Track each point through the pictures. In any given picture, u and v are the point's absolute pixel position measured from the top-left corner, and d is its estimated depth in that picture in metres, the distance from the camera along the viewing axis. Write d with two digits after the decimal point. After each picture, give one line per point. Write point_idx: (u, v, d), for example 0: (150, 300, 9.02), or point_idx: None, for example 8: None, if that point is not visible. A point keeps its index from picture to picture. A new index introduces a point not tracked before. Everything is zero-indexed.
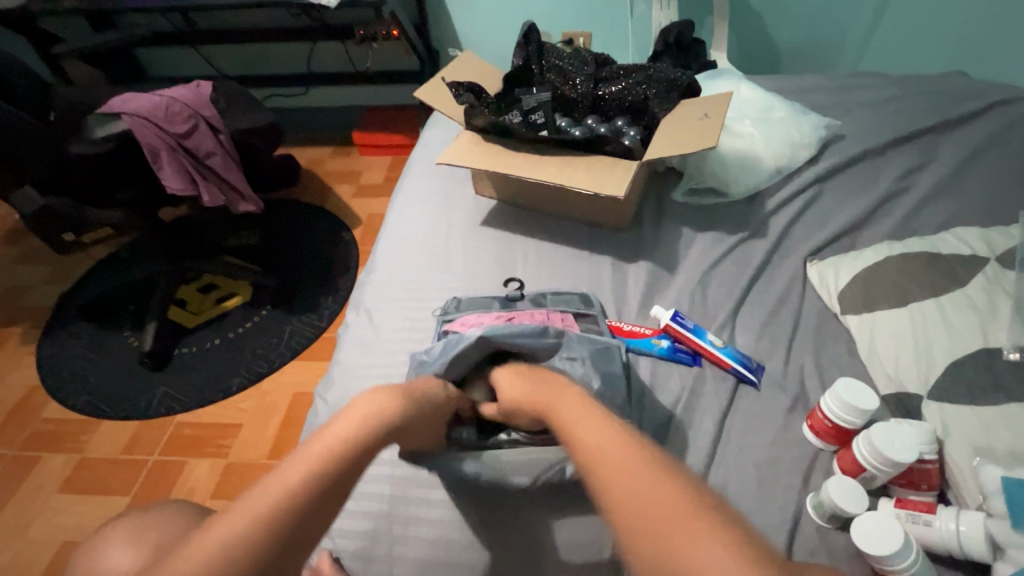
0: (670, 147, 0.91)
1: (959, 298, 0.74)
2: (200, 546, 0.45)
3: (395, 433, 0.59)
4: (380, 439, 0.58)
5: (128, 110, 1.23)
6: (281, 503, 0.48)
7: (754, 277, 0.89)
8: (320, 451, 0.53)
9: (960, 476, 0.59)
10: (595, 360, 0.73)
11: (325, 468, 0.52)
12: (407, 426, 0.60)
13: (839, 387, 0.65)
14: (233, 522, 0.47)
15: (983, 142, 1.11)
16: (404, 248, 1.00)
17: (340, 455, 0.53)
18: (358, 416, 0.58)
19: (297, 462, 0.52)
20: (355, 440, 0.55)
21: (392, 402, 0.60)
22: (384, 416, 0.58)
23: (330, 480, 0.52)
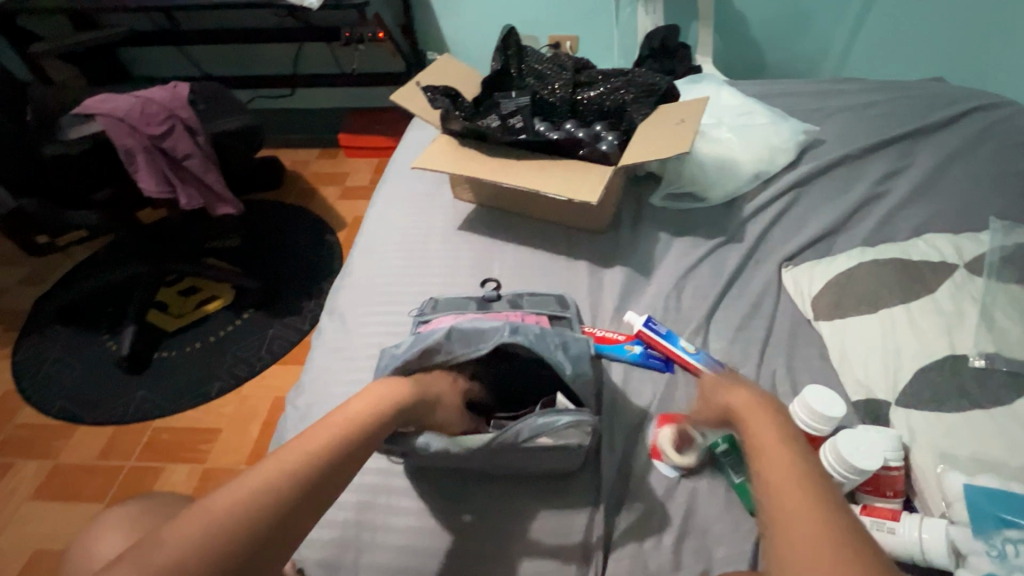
0: (647, 152, 0.91)
1: (927, 304, 0.74)
2: (231, 493, 0.45)
3: (407, 416, 0.61)
4: (396, 419, 0.59)
5: (102, 110, 1.21)
6: (307, 467, 0.50)
7: (729, 282, 0.89)
8: (341, 425, 0.55)
9: (925, 482, 0.60)
10: (570, 346, 0.69)
11: (345, 438, 0.54)
12: (418, 408, 0.62)
13: (807, 393, 0.65)
14: (263, 475, 0.48)
15: (958, 149, 1.12)
16: (381, 253, 0.99)
17: (358, 430, 0.55)
18: (376, 395, 0.60)
19: (320, 432, 0.54)
20: (373, 418, 0.57)
21: (409, 387, 0.62)
22: (398, 397, 0.60)
23: (349, 452, 0.53)
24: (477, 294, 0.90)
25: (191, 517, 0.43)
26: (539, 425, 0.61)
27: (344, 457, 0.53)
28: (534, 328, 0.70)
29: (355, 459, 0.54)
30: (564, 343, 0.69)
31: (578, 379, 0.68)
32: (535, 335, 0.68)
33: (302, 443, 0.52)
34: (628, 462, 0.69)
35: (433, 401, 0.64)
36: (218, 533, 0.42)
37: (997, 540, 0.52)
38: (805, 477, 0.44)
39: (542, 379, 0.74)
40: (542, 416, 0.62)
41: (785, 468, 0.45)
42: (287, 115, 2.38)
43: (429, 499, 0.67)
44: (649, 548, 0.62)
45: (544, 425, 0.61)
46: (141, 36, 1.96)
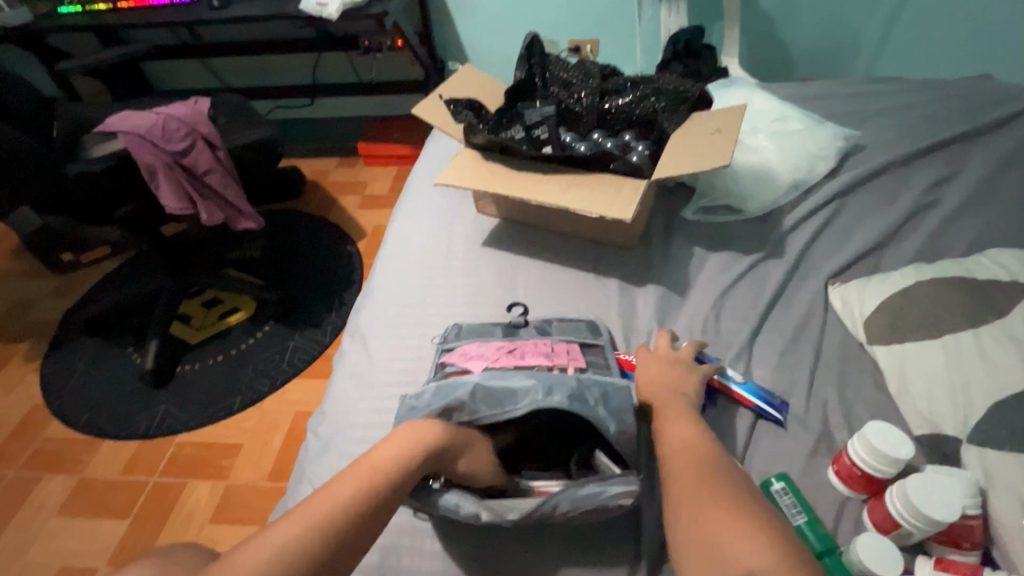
0: (681, 164, 0.86)
1: (998, 330, 0.67)
2: (245, 557, 0.44)
3: (435, 464, 0.56)
4: (424, 469, 0.55)
5: (125, 128, 1.22)
6: (324, 529, 0.46)
7: (771, 302, 0.83)
8: (362, 479, 0.51)
9: (1009, 536, 0.53)
10: (610, 399, 0.65)
11: (369, 488, 0.50)
12: (448, 455, 0.57)
13: (869, 430, 0.60)
14: (275, 537, 0.45)
15: (1014, 152, 1.04)
16: (403, 272, 0.96)
17: (381, 485, 0.51)
18: (402, 443, 0.55)
19: (341, 486, 0.50)
20: (397, 470, 0.53)
21: (439, 430, 0.57)
22: (427, 443, 0.55)
23: (370, 510, 0.49)
24: (503, 320, 0.86)
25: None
26: (581, 496, 0.58)
27: (366, 514, 0.49)
28: (571, 382, 0.65)
29: (377, 517, 0.50)
30: (603, 395, 0.65)
31: (620, 439, 0.62)
32: (572, 390, 0.64)
33: (318, 499, 0.48)
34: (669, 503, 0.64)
35: (462, 448, 0.58)
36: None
37: None
38: (696, 440, 0.55)
39: (578, 427, 0.69)
40: (585, 487, 0.58)
41: (676, 426, 0.58)
42: (307, 124, 2.38)
43: (460, 544, 0.63)
44: None
45: (587, 497, 0.58)
46: (164, 51, 1.98)
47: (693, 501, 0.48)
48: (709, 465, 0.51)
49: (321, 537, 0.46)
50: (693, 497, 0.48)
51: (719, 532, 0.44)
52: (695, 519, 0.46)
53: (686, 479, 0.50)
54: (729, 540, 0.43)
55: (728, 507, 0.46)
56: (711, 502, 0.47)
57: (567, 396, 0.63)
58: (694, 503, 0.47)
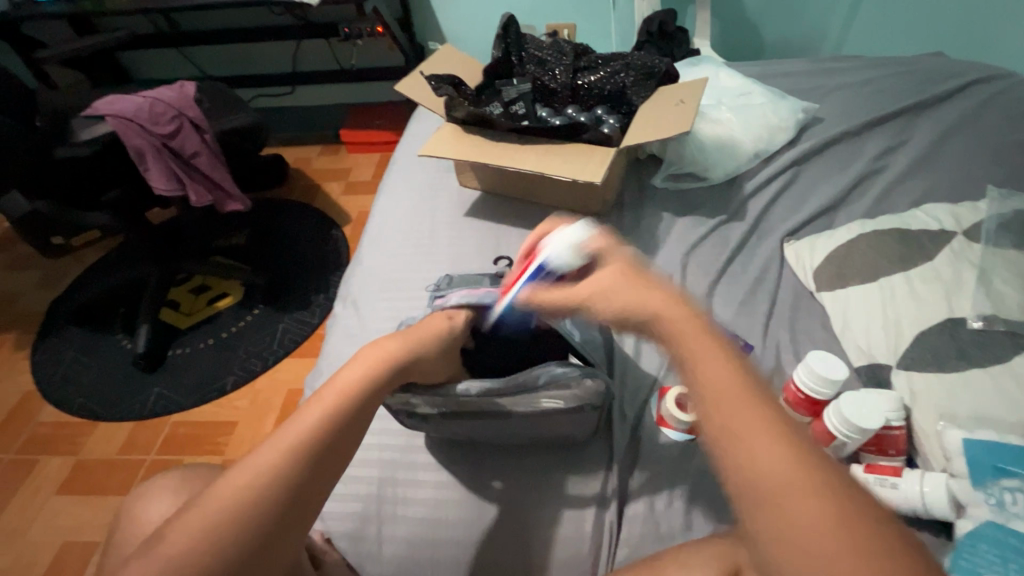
0: (649, 133, 0.92)
1: (926, 272, 0.75)
2: (236, 480, 0.46)
3: (407, 374, 0.62)
4: (390, 381, 0.59)
5: (112, 112, 1.24)
6: (308, 445, 0.50)
7: (731, 257, 0.91)
8: (335, 395, 0.54)
9: (927, 441, 0.61)
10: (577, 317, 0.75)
11: (341, 407, 0.53)
12: (416, 364, 0.62)
13: (811, 359, 0.67)
14: (262, 461, 0.47)
15: (955, 122, 1.13)
16: (389, 241, 1.01)
17: (352, 398, 0.55)
18: (367, 362, 0.59)
19: (316, 405, 0.53)
20: (366, 385, 0.56)
21: (402, 345, 0.62)
22: (391, 359, 0.60)
23: (348, 418, 0.53)
24: (490, 272, 0.93)
25: (207, 505, 0.45)
26: (555, 375, 0.66)
27: (345, 423, 0.53)
28: None
29: (354, 426, 0.53)
30: None
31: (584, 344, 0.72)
32: None
33: (297, 423, 0.51)
34: (637, 433, 0.71)
35: (436, 347, 0.64)
36: (229, 523, 0.44)
37: (995, 490, 0.54)
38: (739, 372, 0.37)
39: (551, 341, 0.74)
40: (558, 368, 0.66)
41: (719, 373, 0.37)
42: (288, 112, 2.40)
43: (451, 474, 0.69)
44: (661, 513, 0.64)
45: (560, 376, 0.65)
46: (142, 39, 1.98)
47: (799, 514, 0.31)
48: (791, 445, 0.34)
49: (305, 451, 0.49)
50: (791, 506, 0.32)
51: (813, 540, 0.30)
52: (802, 551, 0.30)
53: (778, 479, 0.32)
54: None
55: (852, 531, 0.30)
56: (819, 517, 0.31)
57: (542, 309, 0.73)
58: (803, 526, 0.31)
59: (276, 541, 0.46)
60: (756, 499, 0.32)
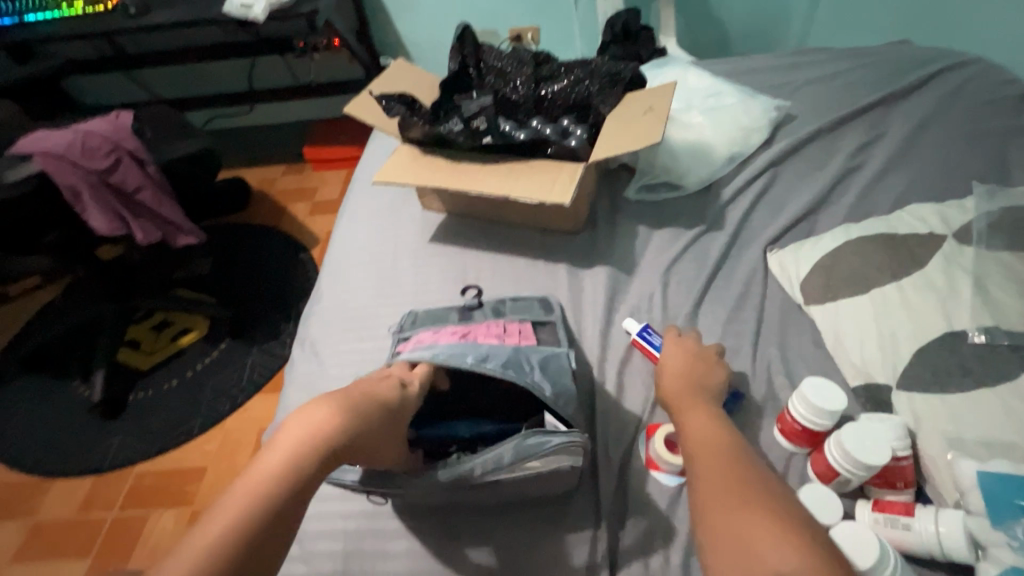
0: (618, 144, 0.87)
1: (919, 280, 0.71)
2: None
3: (342, 457, 0.53)
4: (322, 465, 0.51)
5: (38, 148, 1.11)
6: (226, 551, 0.44)
7: (714, 271, 0.86)
8: (268, 475, 0.49)
9: (937, 471, 0.56)
10: (545, 368, 0.67)
11: (274, 495, 0.48)
12: (345, 445, 0.53)
13: (805, 387, 0.62)
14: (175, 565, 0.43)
15: (930, 112, 1.10)
16: (349, 276, 0.94)
17: (276, 494, 0.48)
18: (292, 439, 0.52)
19: (233, 501, 0.47)
20: (289, 476, 0.49)
21: (329, 416, 0.54)
22: (320, 437, 0.52)
23: (270, 523, 0.47)
24: (459, 303, 0.86)
25: None
26: (526, 448, 0.58)
27: (265, 526, 0.47)
28: (507, 351, 0.68)
29: (282, 519, 0.48)
30: (540, 362, 0.68)
31: (558, 400, 0.64)
32: (507, 359, 0.66)
33: (219, 517, 0.46)
34: (624, 478, 0.65)
35: (379, 415, 0.57)
36: None
37: (1016, 530, 0.49)
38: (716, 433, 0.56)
39: (522, 401, 0.71)
40: (531, 437, 0.58)
41: (699, 423, 0.57)
42: (247, 132, 2.30)
43: (424, 543, 0.62)
44: (657, 569, 0.59)
45: (530, 448, 0.58)
46: (82, 65, 1.86)
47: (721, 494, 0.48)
48: (735, 461, 0.51)
49: (220, 560, 0.44)
50: (716, 484, 0.49)
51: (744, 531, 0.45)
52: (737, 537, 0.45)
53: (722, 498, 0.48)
54: (761, 541, 0.43)
55: (750, 502, 0.47)
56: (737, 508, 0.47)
57: (501, 364, 0.65)
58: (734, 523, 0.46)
59: None
60: (696, 487, 0.50)
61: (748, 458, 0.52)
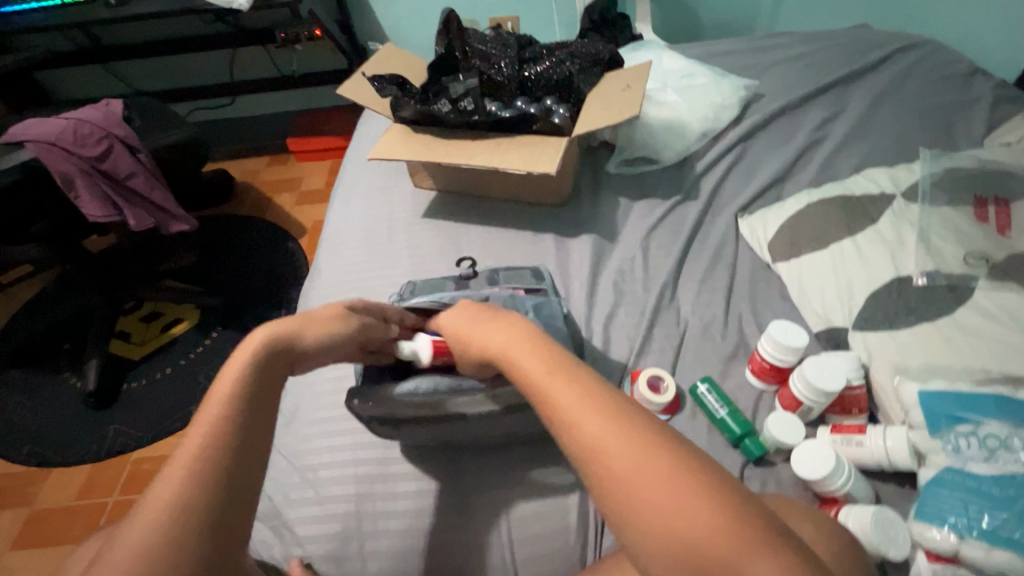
0: (599, 119, 0.93)
1: (872, 234, 0.79)
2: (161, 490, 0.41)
3: (293, 354, 0.56)
4: (274, 369, 0.53)
5: (31, 136, 1.13)
6: (216, 447, 0.44)
7: (690, 237, 0.92)
8: (231, 383, 0.50)
9: (886, 397, 0.64)
10: (538, 312, 0.74)
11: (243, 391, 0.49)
12: (288, 346, 0.55)
13: (772, 329, 0.70)
14: (157, 496, 0.41)
15: (886, 89, 1.18)
16: (346, 251, 0.98)
17: (243, 397, 0.49)
18: (244, 351, 0.53)
19: (208, 410, 0.47)
20: (247, 380, 0.50)
21: (265, 332, 0.55)
22: (267, 347, 0.54)
23: (244, 426, 0.47)
24: (455, 273, 0.91)
25: (139, 518, 0.39)
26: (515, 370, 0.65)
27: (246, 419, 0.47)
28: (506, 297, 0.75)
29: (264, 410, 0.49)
30: (534, 307, 0.75)
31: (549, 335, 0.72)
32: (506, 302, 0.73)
33: (181, 450, 0.44)
34: None
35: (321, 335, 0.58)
36: (179, 521, 0.40)
37: (951, 437, 0.56)
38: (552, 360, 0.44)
39: None
40: None
41: (537, 366, 0.44)
42: (230, 124, 2.30)
43: (431, 481, 0.68)
44: None
45: None
46: (59, 57, 1.84)
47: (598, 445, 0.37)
48: (609, 405, 0.39)
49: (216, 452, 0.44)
50: (602, 450, 0.37)
51: (639, 488, 0.35)
52: (637, 497, 0.35)
53: (599, 440, 0.37)
54: (661, 494, 0.34)
55: (635, 445, 0.37)
56: (625, 454, 0.36)
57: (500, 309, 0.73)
58: (625, 478, 0.35)
59: (231, 526, 0.42)
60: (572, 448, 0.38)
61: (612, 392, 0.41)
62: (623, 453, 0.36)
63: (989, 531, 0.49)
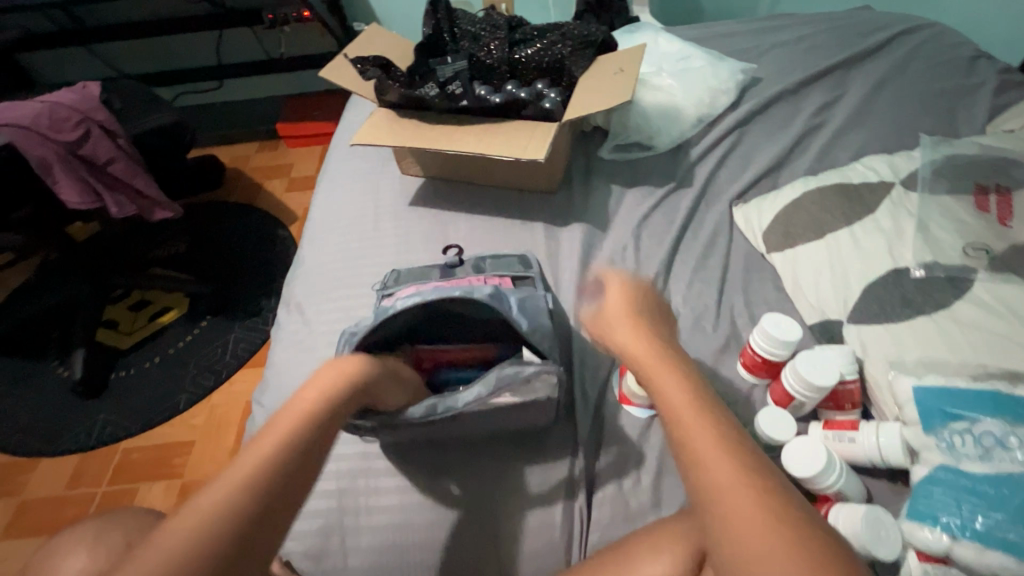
0: (588, 105, 0.90)
1: (868, 224, 0.76)
2: (216, 489, 0.43)
3: (366, 396, 0.58)
4: (348, 403, 0.56)
5: (4, 120, 1.08)
6: (275, 457, 0.46)
7: (683, 226, 0.90)
8: (304, 407, 0.53)
9: (880, 391, 0.62)
10: (523, 309, 0.68)
11: (316, 413, 0.52)
12: (373, 384, 0.59)
13: (766, 322, 0.67)
14: (208, 498, 0.42)
15: (887, 74, 1.15)
16: (332, 238, 0.96)
17: (309, 419, 0.51)
18: (323, 380, 0.56)
19: (278, 424, 0.50)
20: (322, 406, 0.53)
21: (358, 365, 0.59)
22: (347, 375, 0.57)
23: (302, 449, 0.48)
24: (441, 262, 0.89)
25: (183, 517, 0.41)
26: (504, 377, 0.61)
27: (312, 438, 0.50)
28: (486, 290, 0.67)
29: (326, 435, 0.51)
30: (519, 301, 0.69)
31: (534, 334, 0.66)
32: (491, 292, 0.67)
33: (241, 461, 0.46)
34: (600, 414, 0.70)
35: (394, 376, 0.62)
36: (223, 523, 0.41)
37: (946, 434, 0.54)
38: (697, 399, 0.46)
39: (500, 333, 0.72)
40: (508, 368, 0.62)
41: (677, 396, 0.46)
42: (218, 109, 2.24)
43: (414, 479, 0.66)
44: (629, 490, 0.64)
45: (509, 376, 0.61)
46: (40, 38, 1.78)
47: (719, 484, 0.39)
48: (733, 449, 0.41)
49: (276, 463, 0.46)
50: (724, 491, 0.39)
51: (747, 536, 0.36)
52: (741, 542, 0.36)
53: (718, 480, 0.39)
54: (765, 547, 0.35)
55: (751, 492, 0.38)
56: (743, 502, 0.38)
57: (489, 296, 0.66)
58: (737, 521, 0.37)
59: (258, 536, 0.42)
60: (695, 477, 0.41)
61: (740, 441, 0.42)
62: (737, 496, 0.38)
63: (981, 531, 0.48)
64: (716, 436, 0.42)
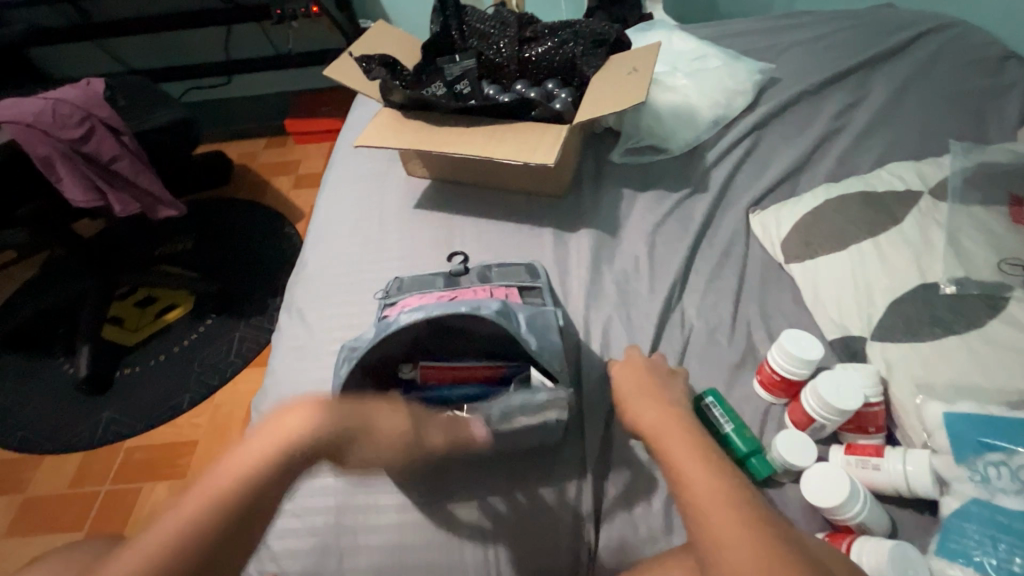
0: (599, 107, 0.86)
1: (894, 236, 0.73)
2: (157, 532, 0.43)
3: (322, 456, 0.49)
4: (295, 465, 0.48)
5: (7, 117, 1.08)
6: (215, 509, 0.44)
7: (698, 233, 0.86)
8: (261, 452, 0.47)
9: (906, 414, 0.59)
10: (532, 324, 0.66)
11: (266, 466, 0.46)
12: (335, 448, 0.49)
13: (784, 339, 0.65)
14: (147, 541, 0.43)
15: (912, 74, 1.10)
16: (335, 241, 0.94)
17: (263, 463, 0.46)
18: (282, 427, 0.48)
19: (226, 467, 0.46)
20: (270, 463, 0.47)
21: (310, 420, 0.48)
22: (297, 439, 0.47)
23: (247, 500, 0.45)
24: (445, 269, 0.86)
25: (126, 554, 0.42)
26: (513, 404, 0.60)
27: (259, 490, 0.46)
28: (493, 304, 0.64)
29: (279, 484, 0.47)
30: (528, 319, 0.66)
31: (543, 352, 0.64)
32: (499, 309, 0.64)
33: (187, 501, 0.45)
34: (608, 432, 0.67)
35: (370, 443, 0.50)
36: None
37: (979, 465, 0.51)
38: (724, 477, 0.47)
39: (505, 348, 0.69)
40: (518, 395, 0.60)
41: (700, 474, 0.48)
42: (225, 104, 2.23)
43: (412, 497, 0.63)
44: (639, 514, 0.62)
45: (520, 404, 0.60)
46: (48, 33, 1.77)
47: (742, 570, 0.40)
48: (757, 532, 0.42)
49: (215, 518, 0.44)
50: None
51: None
52: None
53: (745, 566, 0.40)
54: None
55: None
56: None
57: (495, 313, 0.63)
58: None
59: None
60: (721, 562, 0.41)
61: (768, 520, 0.43)
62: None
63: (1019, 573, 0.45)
64: (747, 519, 0.43)
